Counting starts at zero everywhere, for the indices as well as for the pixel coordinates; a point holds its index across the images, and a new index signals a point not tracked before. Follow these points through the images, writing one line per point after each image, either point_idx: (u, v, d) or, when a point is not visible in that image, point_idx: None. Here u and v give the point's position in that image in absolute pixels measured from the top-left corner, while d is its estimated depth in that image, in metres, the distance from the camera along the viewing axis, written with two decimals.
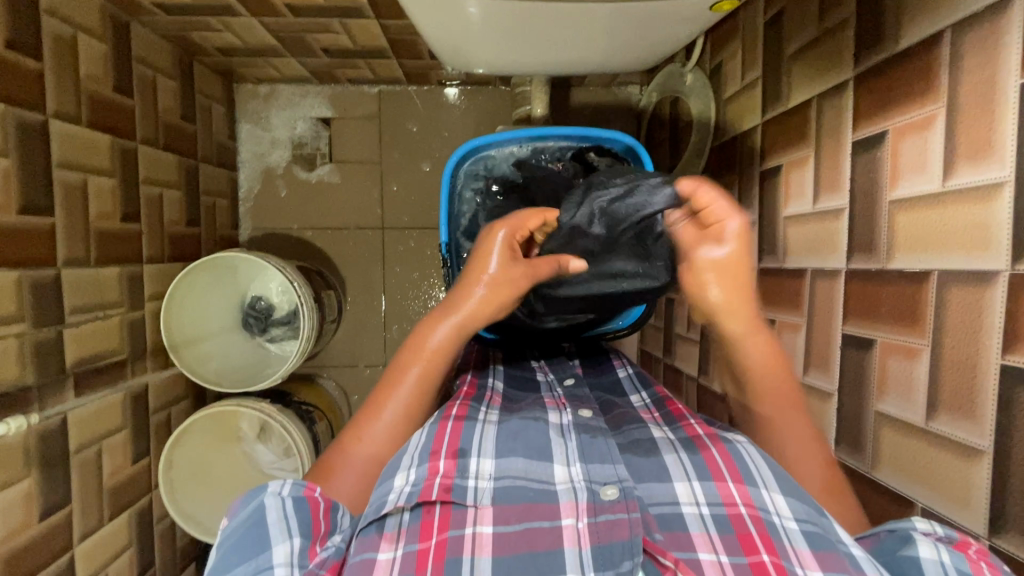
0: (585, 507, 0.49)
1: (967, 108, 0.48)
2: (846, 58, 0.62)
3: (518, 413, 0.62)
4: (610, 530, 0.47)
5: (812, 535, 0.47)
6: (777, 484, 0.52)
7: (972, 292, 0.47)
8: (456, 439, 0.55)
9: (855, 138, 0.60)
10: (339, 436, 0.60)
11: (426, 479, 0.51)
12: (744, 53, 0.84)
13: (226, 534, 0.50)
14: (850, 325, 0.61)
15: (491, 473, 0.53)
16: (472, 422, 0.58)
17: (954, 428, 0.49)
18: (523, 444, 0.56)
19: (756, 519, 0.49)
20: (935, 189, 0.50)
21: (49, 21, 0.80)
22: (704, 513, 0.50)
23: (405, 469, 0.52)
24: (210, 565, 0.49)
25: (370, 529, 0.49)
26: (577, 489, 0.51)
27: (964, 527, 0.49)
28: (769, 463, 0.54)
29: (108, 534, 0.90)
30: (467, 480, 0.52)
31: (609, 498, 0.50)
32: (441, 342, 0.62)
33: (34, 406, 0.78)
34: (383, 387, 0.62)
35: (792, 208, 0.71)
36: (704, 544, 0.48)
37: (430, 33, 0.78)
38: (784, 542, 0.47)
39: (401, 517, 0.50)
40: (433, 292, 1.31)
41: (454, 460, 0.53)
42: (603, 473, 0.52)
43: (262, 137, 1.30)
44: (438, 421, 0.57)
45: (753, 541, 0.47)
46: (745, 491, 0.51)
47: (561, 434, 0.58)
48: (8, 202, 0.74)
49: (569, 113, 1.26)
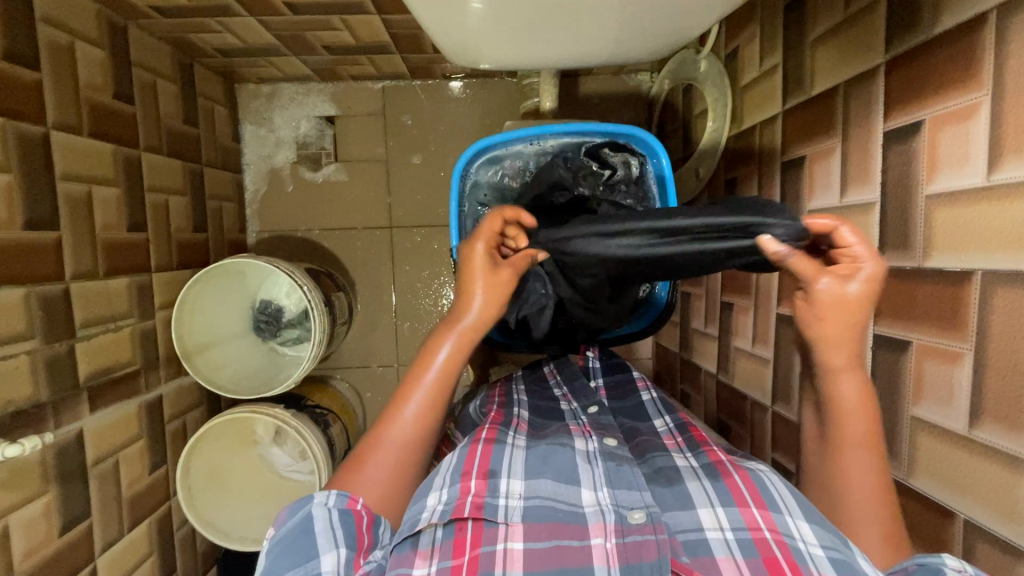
0: (613, 528, 0.49)
1: (1015, 97, 0.44)
2: (876, 43, 0.59)
3: (546, 438, 0.61)
4: (639, 550, 0.47)
5: (838, 561, 0.45)
6: (800, 511, 0.51)
7: (1019, 294, 0.44)
8: (487, 460, 0.55)
9: (887, 128, 0.57)
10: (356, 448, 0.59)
11: (458, 498, 0.51)
12: (763, 39, 0.81)
13: (273, 541, 0.51)
14: (884, 326, 0.58)
15: (521, 494, 0.52)
16: (501, 444, 0.58)
17: (999, 437, 0.47)
18: (551, 467, 0.55)
19: (781, 544, 0.48)
20: (978, 183, 0.48)
21: (45, 29, 0.78)
22: (729, 537, 0.49)
23: (438, 489, 0.52)
24: (259, 569, 0.50)
25: (404, 545, 0.49)
26: (605, 511, 0.51)
27: (1011, 541, 0.46)
28: (793, 493, 0.53)
29: (129, 543, 0.91)
30: (498, 499, 0.51)
31: (636, 522, 0.49)
32: (444, 359, 0.60)
33: (49, 422, 0.78)
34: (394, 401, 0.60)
35: (817, 201, 0.68)
36: (730, 568, 0.47)
37: (436, 30, 0.75)
38: (811, 566, 0.46)
39: (434, 534, 0.49)
40: (444, 290, 1.29)
41: (485, 480, 0.53)
42: (630, 498, 0.52)
43: (266, 137, 1.28)
44: (470, 443, 0.57)
45: (779, 563, 0.46)
46: (770, 517, 0.50)
47: (588, 460, 0.57)
48: (12, 218, 0.73)
49: (578, 103, 1.23)
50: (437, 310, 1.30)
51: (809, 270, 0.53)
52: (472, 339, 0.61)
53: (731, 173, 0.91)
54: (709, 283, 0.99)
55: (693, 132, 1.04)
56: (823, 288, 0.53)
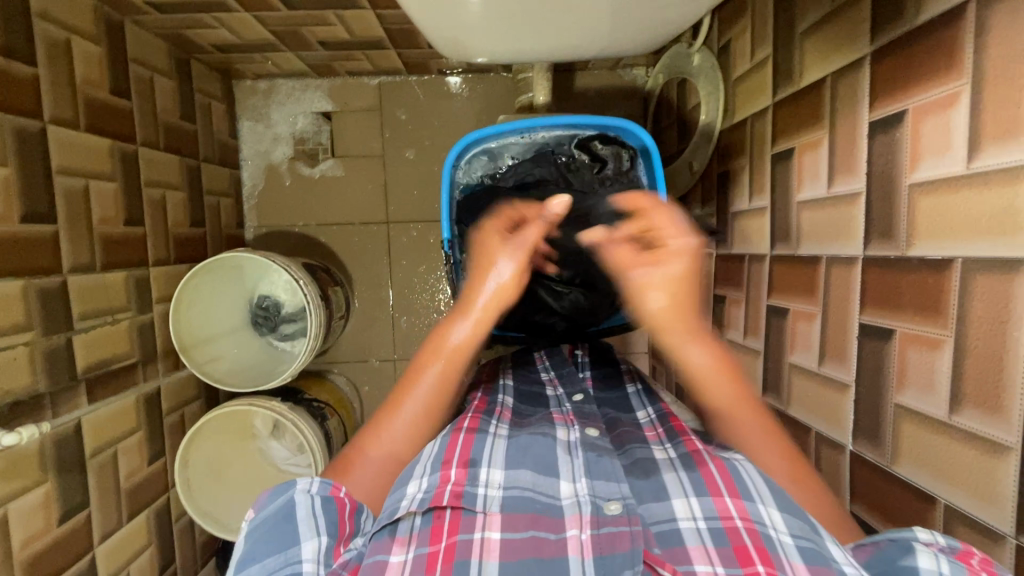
0: (589, 519, 0.50)
1: (994, 85, 0.45)
2: (862, 34, 0.59)
3: (527, 428, 0.62)
4: (613, 541, 0.48)
5: (807, 551, 0.46)
6: (774, 500, 0.51)
7: (997, 280, 0.45)
8: (468, 450, 0.56)
9: (872, 118, 0.58)
10: (360, 432, 0.63)
11: (438, 486, 0.52)
12: (754, 31, 0.81)
13: (254, 525, 0.51)
14: (868, 315, 0.58)
15: (500, 483, 0.53)
16: (483, 434, 0.59)
17: (979, 422, 0.47)
18: (531, 458, 0.57)
19: (752, 532, 0.49)
20: (959, 171, 0.48)
21: (41, 24, 0.79)
22: (700, 527, 0.50)
23: (419, 477, 0.53)
24: (240, 554, 0.50)
25: (383, 532, 0.50)
26: (582, 503, 0.52)
27: (991, 525, 0.47)
28: (767, 481, 0.54)
29: (128, 533, 0.92)
30: (477, 487, 0.52)
31: (612, 513, 0.50)
32: (459, 341, 0.63)
33: (47, 413, 0.79)
34: (399, 391, 0.63)
35: (805, 193, 0.69)
36: (700, 557, 0.48)
37: (428, 24, 0.76)
38: (781, 555, 0.47)
39: (413, 522, 0.50)
40: (440, 285, 1.30)
41: (465, 469, 0.54)
42: (607, 489, 0.53)
43: (264, 133, 1.29)
44: (451, 432, 0.58)
45: (748, 553, 0.47)
46: (742, 506, 0.51)
47: (568, 451, 0.59)
48: (9, 211, 0.74)
49: (573, 98, 1.23)
50: (434, 305, 1.31)
51: (627, 262, 0.60)
52: (486, 322, 0.64)
53: (724, 166, 0.92)
54: (703, 276, 0.99)
55: (687, 127, 1.04)
56: (638, 276, 0.59)
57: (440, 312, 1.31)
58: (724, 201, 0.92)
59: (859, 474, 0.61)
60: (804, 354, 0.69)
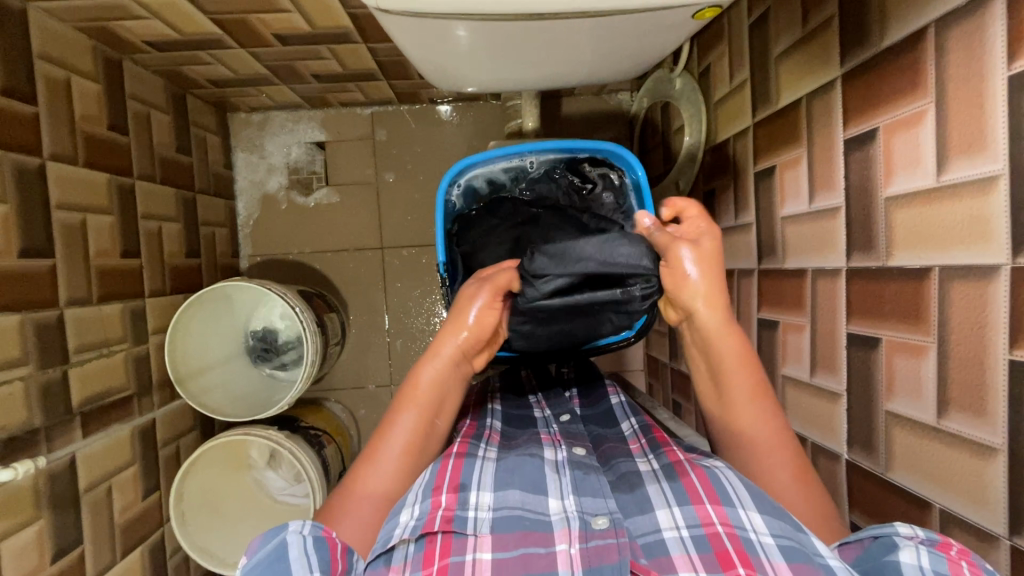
0: (577, 534, 0.51)
1: (957, 103, 0.47)
2: (833, 57, 0.62)
3: (515, 450, 0.63)
4: (600, 553, 0.49)
5: (788, 549, 0.48)
6: (754, 503, 0.53)
7: (974, 288, 0.47)
8: (457, 474, 0.57)
9: (847, 136, 0.60)
10: (342, 484, 0.63)
11: (429, 512, 0.53)
12: (731, 55, 0.84)
13: (246, 568, 0.51)
14: (854, 325, 0.60)
15: (490, 505, 0.54)
16: (472, 458, 0.60)
17: (966, 425, 0.48)
18: (520, 477, 0.57)
19: (733, 536, 0.50)
20: (930, 184, 0.50)
21: (41, 65, 0.81)
22: (684, 535, 0.51)
23: (410, 505, 0.54)
24: None
25: (378, 562, 0.51)
26: (570, 518, 0.53)
27: (984, 527, 0.48)
28: (747, 486, 0.55)
29: (121, 571, 0.90)
30: (467, 511, 0.53)
31: (600, 527, 0.51)
32: (427, 382, 0.66)
33: (42, 448, 0.78)
34: (373, 444, 0.64)
35: (788, 208, 0.71)
36: (685, 565, 0.49)
37: (418, 57, 0.78)
38: (761, 556, 0.48)
39: (407, 550, 0.51)
40: (435, 309, 1.31)
41: (454, 494, 0.55)
42: (595, 505, 0.54)
43: (258, 164, 1.31)
44: (441, 460, 0.59)
45: (730, 557, 0.48)
46: (723, 512, 0.52)
47: (556, 469, 0.60)
48: (7, 247, 0.75)
49: (561, 123, 1.26)
50: (429, 329, 1.32)
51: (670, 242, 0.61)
52: (454, 357, 0.67)
53: (709, 185, 0.94)
54: None
55: (672, 148, 1.07)
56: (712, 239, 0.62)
57: (436, 335, 1.32)
58: (711, 218, 0.94)
59: (854, 483, 0.62)
60: (796, 366, 0.71)
